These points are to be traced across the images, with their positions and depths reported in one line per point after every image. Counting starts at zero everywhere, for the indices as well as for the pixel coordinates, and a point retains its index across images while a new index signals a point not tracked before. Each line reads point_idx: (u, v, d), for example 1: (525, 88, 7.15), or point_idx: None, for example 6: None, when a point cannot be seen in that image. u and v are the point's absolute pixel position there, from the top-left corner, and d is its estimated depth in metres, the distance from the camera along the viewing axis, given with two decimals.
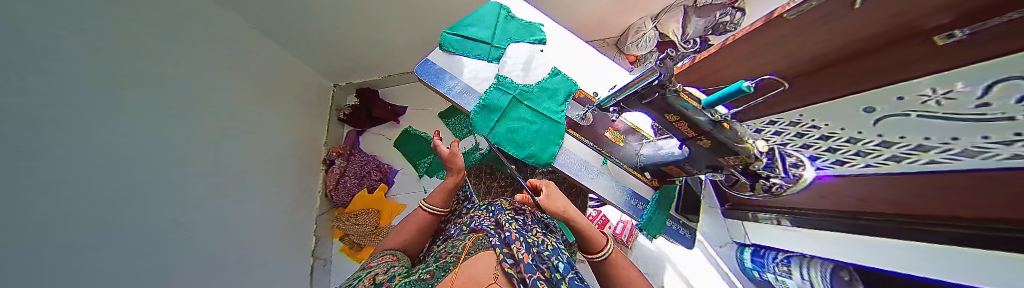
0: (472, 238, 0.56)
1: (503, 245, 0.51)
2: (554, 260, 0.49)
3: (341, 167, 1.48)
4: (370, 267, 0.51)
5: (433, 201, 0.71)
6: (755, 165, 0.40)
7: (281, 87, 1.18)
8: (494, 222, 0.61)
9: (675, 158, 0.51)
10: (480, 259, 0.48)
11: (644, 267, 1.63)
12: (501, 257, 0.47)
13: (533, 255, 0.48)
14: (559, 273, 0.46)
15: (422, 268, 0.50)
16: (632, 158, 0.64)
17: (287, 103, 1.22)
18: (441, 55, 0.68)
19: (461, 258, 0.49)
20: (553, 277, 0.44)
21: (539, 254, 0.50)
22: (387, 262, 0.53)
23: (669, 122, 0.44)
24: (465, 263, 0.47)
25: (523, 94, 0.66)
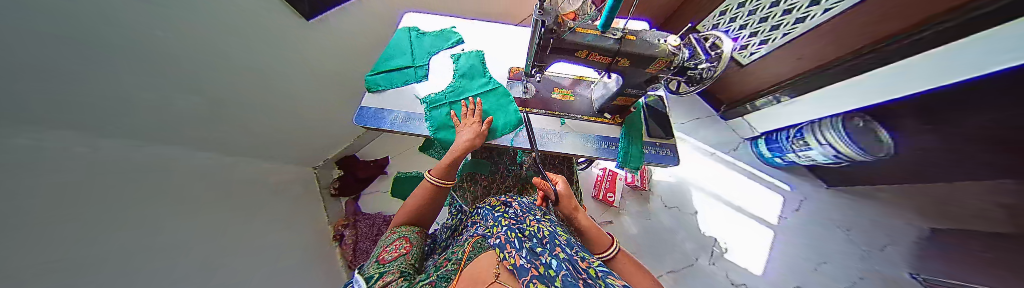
0: (469, 242, 0.55)
1: (502, 243, 0.44)
2: (549, 257, 0.36)
3: (353, 236, 1.50)
4: (384, 261, 0.48)
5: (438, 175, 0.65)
6: (678, 58, 0.41)
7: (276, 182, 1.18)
8: (486, 227, 0.58)
9: (616, 87, 0.52)
10: (480, 262, 0.43)
11: (672, 204, 1.59)
12: (501, 256, 0.40)
13: (526, 251, 0.39)
14: (561, 259, 0.35)
15: (421, 279, 0.43)
16: (587, 107, 0.65)
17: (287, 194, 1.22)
18: (374, 97, 0.68)
19: (462, 267, 0.45)
20: (546, 273, 0.31)
21: (533, 249, 0.40)
22: (395, 264, 0.48)
23: (585, 60, 0.45)
24: (468, 265, 0.44)
25: (455, 92, 0.68)
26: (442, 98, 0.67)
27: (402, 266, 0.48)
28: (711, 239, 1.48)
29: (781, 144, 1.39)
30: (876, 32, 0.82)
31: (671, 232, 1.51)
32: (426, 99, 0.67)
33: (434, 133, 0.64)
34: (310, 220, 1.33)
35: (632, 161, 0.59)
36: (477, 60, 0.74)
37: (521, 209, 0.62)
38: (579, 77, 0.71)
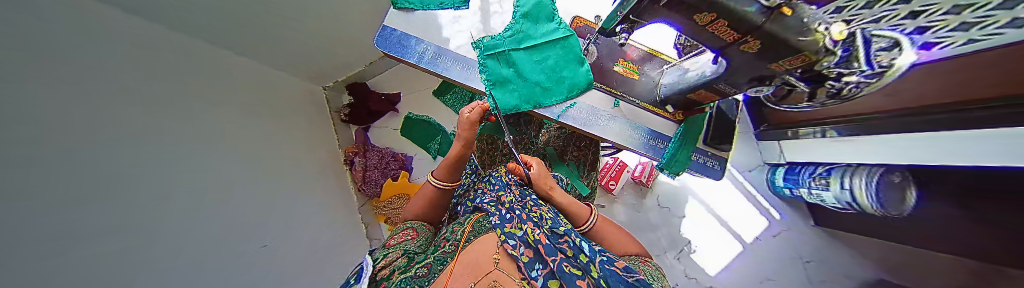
0: (472, 220, 0.61)
1: (506, 224, 0.52)
2: (575, 239, 0.47)
3: (362, 163, 1.56)
4: (390, 246, 0.53)
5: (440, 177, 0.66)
6: (828, 61, 0.31)
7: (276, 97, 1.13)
8: (494, 198, 0.63)
9: (708, 79, 0.42)
10: (479, 246, 0.51)
11: (665, 204, 1.65)
12: (502, 239, 0.50)
13: (547, 234, 0.49)
14: (584, 255, 0.45)
15: (420, 261, 0.51)
16: (650, 94, 0.56)
17: (290, 112, 1.19)
18: (400, 16, 0.55)
19: (461, 248, 0.53)
20: (576, 256, 0.45)
21: (553, 231, 0.50)
22: (403, 243, 0.55)
23: (702, 28, 0.33)
24: (465, 250, 0.51)
25: (516, 39, 0.54)
26: (498, 39, 0.54)
27: (408, 247, 0.55)
28: (685, 241, 1.61)
29: (801, 177, 1.34)
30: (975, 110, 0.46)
31: (653, 227, 1.62)
32: (481, 42, 0.54)
33: (492, 92, 0.53)
34: (317, 141, 1.36)
35: (676, 165, 0.55)
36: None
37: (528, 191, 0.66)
38: (652, 51, 0.58)
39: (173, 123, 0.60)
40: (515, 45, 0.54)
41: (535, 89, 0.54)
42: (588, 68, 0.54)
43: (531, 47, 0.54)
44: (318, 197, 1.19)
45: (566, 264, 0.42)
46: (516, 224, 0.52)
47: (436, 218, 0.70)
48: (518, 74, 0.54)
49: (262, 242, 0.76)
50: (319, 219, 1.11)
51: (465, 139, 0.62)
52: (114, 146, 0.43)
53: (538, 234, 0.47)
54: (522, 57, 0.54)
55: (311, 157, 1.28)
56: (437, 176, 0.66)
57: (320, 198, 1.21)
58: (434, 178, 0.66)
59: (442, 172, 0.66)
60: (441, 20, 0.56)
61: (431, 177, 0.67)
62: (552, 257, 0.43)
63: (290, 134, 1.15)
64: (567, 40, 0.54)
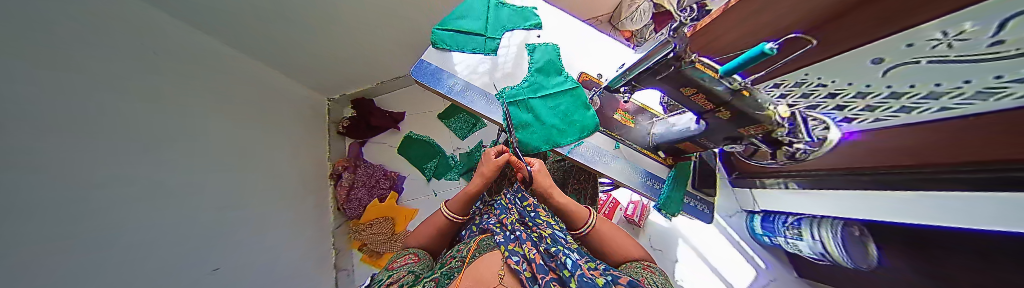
0: (476, 240, 0.58)
1: (509, 242, 0.53)
2: (564, 257, 0.49)
3: (350, 179, 1.48)
4: (394, 268, 0.50)
5: (455, 210, 0.65)
6: (778, 132, 0.39)
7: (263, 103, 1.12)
8: (499, 220, 0.62)
9: (690, 135, 0.51)
10: (483, 263, 0.50)
11: (657, 246, 1.65)
12: (507, 254, 0.50)
13: (541, 254, 0.51)
14: (566, 270, 0.46)
15: (427, 277, 0.49)
16: (644, 139, 0.64)
17: (274, 119, 1.17)
18: (437, 54, 0.63)
19: (466, 264, 0.51)
20: (562, 274, 0.46)
21: (548, 251, 0.52)
22: (407, 266, 0.51)
23: (685, 97, 0.43)
24: (471, 265, 0.51)
25: (532, 90, 0.63)
26: (518, 88, 0.63)
27: (412, 269, 0.51)
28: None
29: (777, 226, 1.44)
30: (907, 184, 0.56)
31: None
32: (504, 91, 0.62)
33: (512, 132, 0.61)
34: (302, 151, 1.32)
35: (671, 206, 0.59)
36: (553, 54, 0.67)
37: (528, 211, 0.66)
38: (645, 107, 0.69)
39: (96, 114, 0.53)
40: (530, 94, 0.62)
41: (555, 133, 0.60)
42: (595, 113, 0.62)
43: (545, 95, 0.63)
44: (280, 212, 1.07)
45: (554, 282, 0.44)
46: (518, 244, 0.53)
47: (439, 250, 0.64)
48: (536, 119, 0.61)
49: (182, 263, 0.65)
50: (268, 241, 0.96)
51: (489, 177, 0.64)
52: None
53: (534, 253, 0.50)
54: (540, 104, 0.62)
55: (291, 167, 1.23)
56: (451, 208, 0.65)
57: (283, 213, 1.09)
58: (448, 210, 0.64)
59: (458, 204, 0.65)
60: (471, 62, 0.64)
61: (445, 207, 0.65)
62: (540, 275, 0.46)
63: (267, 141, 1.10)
64: (574, 89, 0.63)
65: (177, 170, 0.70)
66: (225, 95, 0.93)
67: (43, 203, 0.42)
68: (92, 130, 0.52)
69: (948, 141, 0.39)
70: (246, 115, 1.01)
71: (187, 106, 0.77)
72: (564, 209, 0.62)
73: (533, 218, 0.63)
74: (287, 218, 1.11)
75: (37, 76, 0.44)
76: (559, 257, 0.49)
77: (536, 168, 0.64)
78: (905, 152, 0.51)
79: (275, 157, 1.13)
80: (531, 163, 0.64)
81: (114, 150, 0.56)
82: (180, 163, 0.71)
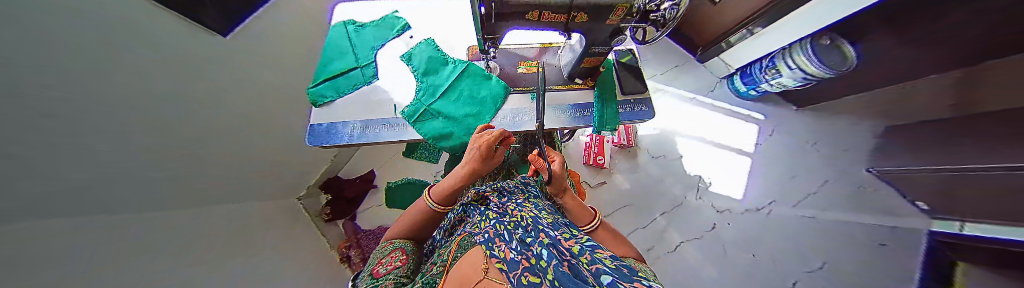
0: (457, 242, 0.50)
1: (490, 239, 0.40)
2: (540, 245, 0.33)
3: (360, 254, 1.41)
4: (378, 276, 0.42)
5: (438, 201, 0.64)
6: (638, 2, 0.36)
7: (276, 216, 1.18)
8: (475, 223, 0.53)
9: (580, 51, 0.50)
10: (462, 267, 0.39)
11: (659, 154, 1.67)
12: (489, 251, 0.38)
13: (516, 243, 0.36)
14: (542, 259, 0.28)
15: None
16: (557, 76, 0.63)
17: (291, 225, 1.23)
18: (323, 111, 0.61)
19: (447, 270, 0.41)
20: (537, 264, 0.28)
21: (524, 240, 0.37)
22: (390, 275, 0.43)
23: (538, 22, 0.40)
24: (452, 270, 0.40)
25: (433, 92, 0.62)
26: (415, 98, 0.61)
27: (397, 278, 0.43)
28: (695, 178, 1.61)
29: (756, 75, 1.44)
30: None
31: (659, 180, 1.62)
32: (405, 108, 0.60)
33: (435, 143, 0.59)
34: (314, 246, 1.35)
35: (607, 123, 0.58)
36: (433, 50, 0.67)
37: (502, 200, 0.57)
38: (545, 45, 0.68)
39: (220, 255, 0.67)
40: (430, 98, 0.61)
41: (468, 125, 0.59)
42: (495, 79, 0.62)
43: (444, 91, 0.61)
44: None
45: (523, 273, 0.26)
46: (496, 235, 0.41)
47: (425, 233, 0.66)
48: (445, 119, 0.60)
49: None
50: None
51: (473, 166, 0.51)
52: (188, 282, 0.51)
53: (505, 245, 0.36)
54: (441, 104, 0.61)
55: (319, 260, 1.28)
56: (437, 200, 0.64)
57: None
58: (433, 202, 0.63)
59: (441, 195, 0.64)
60: (360, 99, 0.62)
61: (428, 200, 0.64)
62: (511, 270, 0.29)
63: (298, 244, 1.17)
64: (471, 71, 0.64)
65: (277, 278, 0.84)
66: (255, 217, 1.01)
67: None
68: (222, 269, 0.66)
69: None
70: (276, 228, 1.09)
71: (249, 234, 0.88)
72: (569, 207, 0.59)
73: (517, 206, 0.53)
74: None
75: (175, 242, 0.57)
76: (535, 245, 0.34)
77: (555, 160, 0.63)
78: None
79: (316, 251, 1.25)
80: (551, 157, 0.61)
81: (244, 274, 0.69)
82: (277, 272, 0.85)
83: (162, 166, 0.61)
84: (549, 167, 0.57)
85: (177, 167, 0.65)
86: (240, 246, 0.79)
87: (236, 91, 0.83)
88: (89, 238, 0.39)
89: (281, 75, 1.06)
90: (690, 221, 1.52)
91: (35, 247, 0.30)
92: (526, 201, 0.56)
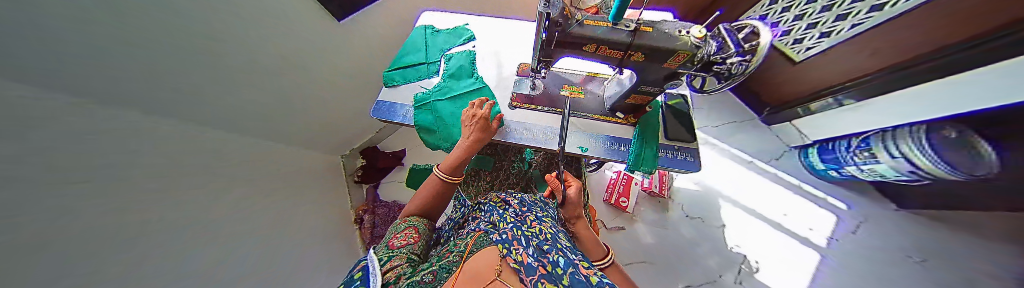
0: (473, 236, 0.52)
1: (506, 240, 0.43)
2: (556, 254, 0.38)
3: (371, 220, 1.51)
4: (394, 248, 0.47)
5: (445, 171, 0.60)
6: (704, 51, 0.37)
7: (313, 169, 1.34)
8: (491, 221, 0.55)
9: (629, 86, 0.50)
10: (480, 258, 0.42)
11: (695, 213, 1.47)
12: (504, 252, 0.41)
13: (532, 250, 0.40)
14: (559, 267, 0.34)
15: (424, 268, 0.42)
16: (599, 105, 0.63)
17: (322, 181, 1.38)
18: (390, 91, 0.72)
19: (465, 258, 0.44)
20: (553, 271, 0.34)
21: (540, 248, 0.41)
22: (404, 248, 0.48)
23: (593, 55, 0.42)
24: (468, 259, 0.43)
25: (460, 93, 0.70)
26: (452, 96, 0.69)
27: (409, 254, 0.47)
28: (739, 256, 1.35)
29: (840, 155, 1.23)
30: None
31: (690, 243, 1.40)
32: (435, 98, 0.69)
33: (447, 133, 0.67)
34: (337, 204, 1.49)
35: (644, 163, 0.55)
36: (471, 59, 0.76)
37: (522, 208, 0.58)
38: (592, 74, 0.70)
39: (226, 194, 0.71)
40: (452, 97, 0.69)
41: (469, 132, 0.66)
42: (536, 96, 0.66)
43: (467, 91, 0.69)
44: (341, 254, 1.24)
45: (541, 281, 0.31)
46: (515, 238, 0.44)
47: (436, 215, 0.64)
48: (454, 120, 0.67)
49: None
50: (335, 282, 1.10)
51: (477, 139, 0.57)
52: (175, 216, 0.53)
53: (522, 251, 0.39)
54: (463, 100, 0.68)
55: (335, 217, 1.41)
56: (442, 169, 0.60)
57: (343, 255, 1.26)
58: (439, 171, 0.60)
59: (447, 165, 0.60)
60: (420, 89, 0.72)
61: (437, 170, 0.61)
62: (529, 276, 0.34)
63: (321, 199, 1.29)
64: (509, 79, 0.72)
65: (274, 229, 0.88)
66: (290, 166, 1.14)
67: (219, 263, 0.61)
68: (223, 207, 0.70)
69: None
70: (304, 181, 1.21)
71: (274, 180, 0.97)
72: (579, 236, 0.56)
73: (534, 218, 0.54)
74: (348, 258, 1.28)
75: (188, 173, 0.61)
76: (552, 255, 0.38)
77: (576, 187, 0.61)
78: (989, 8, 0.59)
79: (333, 210, 1.37)
80: (570, 182, 0.60)
81: (235, 220, 0.72)
82: (277, 223, 0.90)
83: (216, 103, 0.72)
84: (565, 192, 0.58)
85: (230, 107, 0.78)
86: (256, 191, 0.86)
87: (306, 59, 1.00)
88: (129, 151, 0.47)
89: (362, 59, 1.29)
90: None
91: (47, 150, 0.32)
92: (547, 218, 0.56)
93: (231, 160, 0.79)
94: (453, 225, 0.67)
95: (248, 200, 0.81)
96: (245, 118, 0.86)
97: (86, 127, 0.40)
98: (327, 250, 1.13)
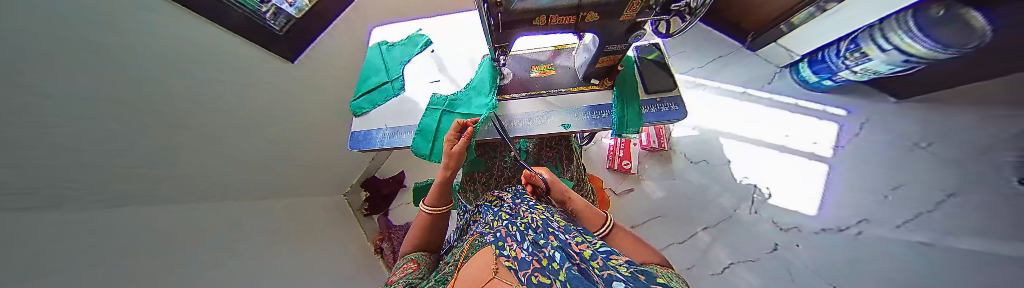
0: (472, 240, 0.51)
1: (498, 240, 0.43)
2: (549, 244, 0.36)
3: (391, 246, 1.53)
4: (392, 281, 0.47)
5: (432, 204, 0.60)
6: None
7: (319, 212, 1.34)
8: (488, 221, 0.55)
9: (596, 48, 0.47)
10: (476, 265, 0.41)
11: (698, 158, 1.47)
12: (499, 251, 0.40)
13: (527, 244, 0.39)
14: (550, 257, 0.33)
15: (424, 287, 0.42)
16: (571, 78, 0.61)
17: (332, 221, 1.38)
18: (361, 120, 0.70)
19: (461, 267, 0.43)
20: (548, 265, 0.32)
21: (535, 239, 0.40)
22: (403, 278, 0.48)
23: (547, 26, 0.40)
24: (466, 268, 0.42)
25: (441, 104, 0.66)
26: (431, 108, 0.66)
27: (410, 279, 0.47)
28: (749, 189, 1.37)
29: (832, 63, 1.21)
30: None
31: (701, 188, 1.41)
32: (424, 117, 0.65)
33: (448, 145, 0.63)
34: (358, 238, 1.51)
35: (629, 124, 0.53)
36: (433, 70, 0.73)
37: (515, 201, 0.57)
38: (558, 48, 0.68)
39: (247, 255, 0.72)
40: (434, 111, 0.66)
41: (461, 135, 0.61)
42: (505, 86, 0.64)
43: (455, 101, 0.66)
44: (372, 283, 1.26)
45: (531, 276, 0.30)
46: (508, 236, 0.43)
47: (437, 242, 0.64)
48: (444, 131, 0.63)
49: None
50: None
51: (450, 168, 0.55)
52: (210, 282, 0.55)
53: (515, 247, 0.38)
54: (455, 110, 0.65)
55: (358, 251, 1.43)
56: (427, 203, 0.60)
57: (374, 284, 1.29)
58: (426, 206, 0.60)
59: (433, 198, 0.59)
60: (391, 109, 0.70)
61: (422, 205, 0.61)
62: (522, 271, 0.33)
63: (334, 240, 1.30)
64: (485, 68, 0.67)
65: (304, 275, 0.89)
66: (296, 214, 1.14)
67: None
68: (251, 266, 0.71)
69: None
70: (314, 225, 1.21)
71: (284, 232, 0.97)
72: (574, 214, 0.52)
73: (528, 208, 0.52)
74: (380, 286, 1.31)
75: (209, 242, 0.62)
76: (544, 245, 0.37)
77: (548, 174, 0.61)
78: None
79: (351, 246, 1.39)
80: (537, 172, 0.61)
81: (266, 275, 0.73)
82: (303, 270, 0.91)
83: (219, 174, 0.75)
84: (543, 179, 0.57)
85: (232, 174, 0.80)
86: (273, 246, 0.86)
87: (284, 109, 1.00)
88: (153, 236, 0.50)
89: (329, 93, 1.26)
90: (743, 238, 1.28)
91: (58, 248, 0.32)
92: (541, 204, 0.55)
93: (241, 222, 0.79)
94: (459, 231, 0.67)
95: (270, 256, 0.82)
96: (240, 179, 0.85)
97: (93, 222, 0.40)
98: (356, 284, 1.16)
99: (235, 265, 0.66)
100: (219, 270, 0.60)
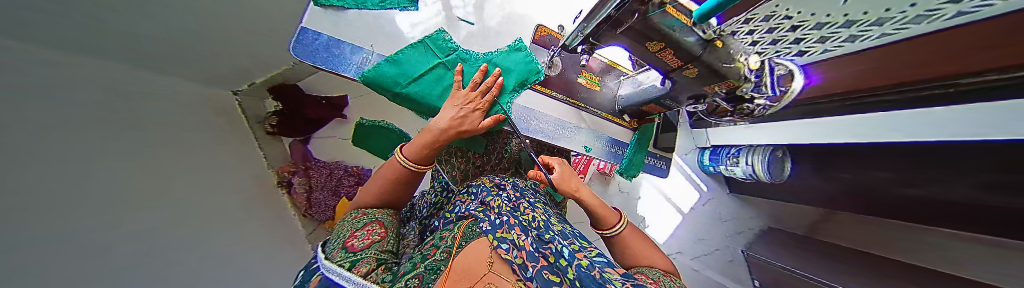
0: (461, 227, 0.47)
1: (497, 229, 0.40)
2: (557, 244, 0.39)
3: (306, 184, 1.25)
4: (357, 248, 0.37)
5: (414, 161, 0.50)
6: (744, 87, 0.52)
7: (199, 110, 0.88)
8: (482, 204, 0.52)
9: (659, 94, 0.68)
10: (469, 250, 0.38)
11: (625, 189, 1.88)
12: (496, 243, 0.38)
13: (533, 239, 0.39)
14: (562, 259, 0.35)
15: (404, 272, 0.36)
16: (611, 103, 0.87)
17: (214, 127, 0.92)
18: (329, 19, 0.57)
19: (454, 253, 0.38)
20: (555, 262, 0.35)
21: (539, 237, 0.41)
22: (371, 248, 0.38)
23: (652, 51, 0.50)
24: (459, 253, 0.38)
25: (441, 55, 0.59)
26: (423, 52, 0.57)
27: (381, 253, 0.39)
28: (641, 218, 1.89)
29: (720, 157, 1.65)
30: (916, 72, 0.57)
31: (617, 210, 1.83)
32: (406, 48, 0.56)
33: (432, 102, 0.59)
34: (251, 158, 1.09)
35: (633, 167, 0.88)
36: None
37: (515, 193, 0.56)
38: (610, 65, 0.88)
39: (80, 160, 0.42)
40: (433, 57, 0.58)
41: (439, 105, 0.59)
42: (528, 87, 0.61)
43: (452, 59, 0.59)
44: (263, 228, 0.96)
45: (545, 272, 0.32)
46: (507, 226, 0.41)
47: (401, 204, 0.59)
48: (423, 83, 0.57)
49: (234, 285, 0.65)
50: (267, 259, 0.88)
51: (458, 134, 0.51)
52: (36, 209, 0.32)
53: (523, 239, 0.38)
54: (443, 70, 0.59)
55: (251, 177, 1.04)
56: (408, 157, 0.49)
57: (267, 229, 0.98)
58: (403, 159, 0.49)
59: (416, 154, 0.49)
60: (378, 32, 0.63)
61: (399, 154, 0.50)
62: (529, 264, 0.33)
63: (223, 157, 0.91)
64: (520, 66, 0.60)
65: (173, 206, 0.60)
66: (165, 108, 0.71)
67: (107, 266, 0.40)
68: (84, 181, 0.42)
69: (926, 49, 0.50)
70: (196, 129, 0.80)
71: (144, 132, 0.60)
72: (589, 210, 0.56)
73: (529, 205, 0.53)
74: (274, 230, 1.02)
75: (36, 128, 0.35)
76: (551, 243, 0.38)
77: (557, 173, 0.60)
78: (912, 68, 0.56)
79: (240, 167, 0.99)
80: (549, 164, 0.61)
81: (106, 198, 0.45)
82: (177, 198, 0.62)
83: (48, 21, 0.40)
84: (550, 177, 0.57)
85: (59, 27, 0.44)
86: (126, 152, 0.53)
87: None
88: None
89: None
90: None
91: None
92: (538, 204, 0.57)
93: (61, 96, 0.44)
94: (438, 206, 0.65)
95: (120, 166, 0.51)
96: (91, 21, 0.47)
97: None
98: (252, 221, 0.93)
99: (61, 178, 0.38)
100: (48, 182, 0.35)
